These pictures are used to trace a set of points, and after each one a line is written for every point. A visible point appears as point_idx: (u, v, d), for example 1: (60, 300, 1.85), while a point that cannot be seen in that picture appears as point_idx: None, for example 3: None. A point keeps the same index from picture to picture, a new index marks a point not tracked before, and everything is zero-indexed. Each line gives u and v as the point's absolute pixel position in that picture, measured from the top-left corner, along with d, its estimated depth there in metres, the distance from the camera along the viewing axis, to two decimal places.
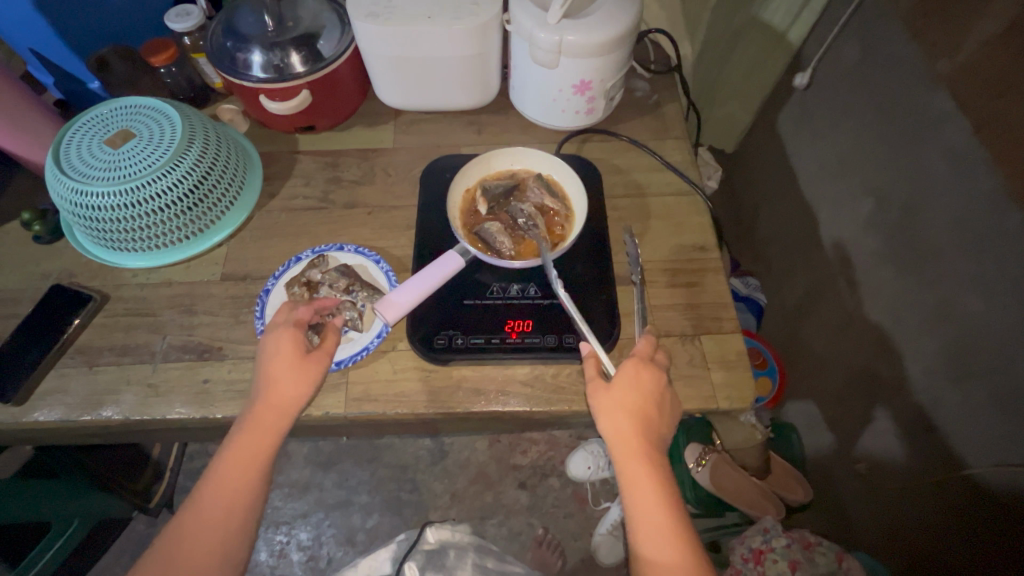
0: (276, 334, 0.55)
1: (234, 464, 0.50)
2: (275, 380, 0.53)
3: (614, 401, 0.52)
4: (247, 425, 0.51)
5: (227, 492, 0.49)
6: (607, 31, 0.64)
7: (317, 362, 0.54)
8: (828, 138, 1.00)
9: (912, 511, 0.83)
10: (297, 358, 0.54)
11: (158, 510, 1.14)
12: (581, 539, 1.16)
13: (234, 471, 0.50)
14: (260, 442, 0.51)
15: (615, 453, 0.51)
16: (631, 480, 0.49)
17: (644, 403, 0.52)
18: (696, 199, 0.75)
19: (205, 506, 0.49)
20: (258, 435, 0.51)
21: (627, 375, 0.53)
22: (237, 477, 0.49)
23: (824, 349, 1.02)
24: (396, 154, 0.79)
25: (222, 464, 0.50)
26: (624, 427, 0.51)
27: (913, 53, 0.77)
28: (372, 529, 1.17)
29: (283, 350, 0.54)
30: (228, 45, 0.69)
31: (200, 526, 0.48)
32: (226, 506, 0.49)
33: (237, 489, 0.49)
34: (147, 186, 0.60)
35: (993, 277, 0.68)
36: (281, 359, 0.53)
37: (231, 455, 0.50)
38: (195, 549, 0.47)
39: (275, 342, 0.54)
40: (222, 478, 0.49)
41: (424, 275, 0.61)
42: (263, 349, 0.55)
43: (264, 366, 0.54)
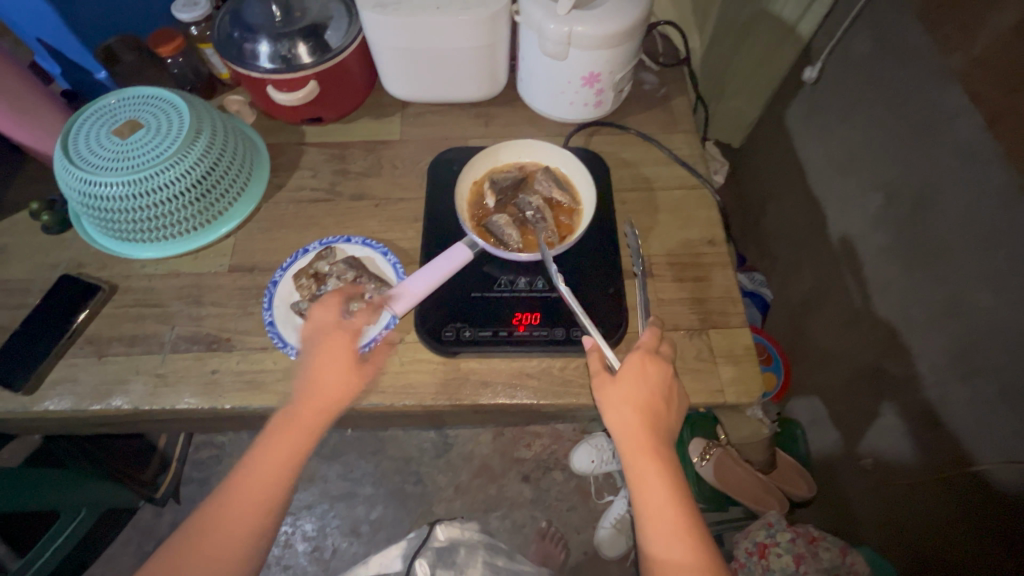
0: (335, 336, 0.58)
1: (271, 455, 0.51)
2: (320, 383, 0.55)
3: (620, 395, 0.52)
4: (288, 422, 0.53)
5: (262, 481, 0.51)
6: (617, 22, 0.64)
7: (361, 378, 0.57)
8: (837, 133, 0.99)
9: (918, 507, 0.83)
10: (347, 364, 0.56)
11: (164, 500, 1.15)
12: (584, 531, 1.17)
13: (272, 462, 0.51)
14: (297, 439, 0.52)
15: (623, 447, 0.51)
16: (639, 474, 0.50)
17: (651, 396, 0.52)
18: (705, 192, 0.75)
19: (239, 492, 0.51)
20: (296, 433, 0.52)
21: (633, 367, 0.53)
22: (273, 469, 0.51)
23: (831, 345, 1.02)
24: (403, 146, 0.79)
25: (262, 455, 0.52)
26: (631, 421, 0.51)
27: (926, 46, 0.76)
28: (376, 520, 1.18)
29: (338, 356, 0.56)
30: (236, 36, 0.69)
31: (232, 511, 0.50)
32: (258, 496, 0.51)
33: (270, 480, 0.51)
34: (155, 177, 0.60)
35: (1004, 273, 0.67)
36: (334, 365, 0.56)
37: (269, 447, 0.52)
38: (227, 533, 0.49)
39: (332, 346, 0.57)
40: (260, 466, 0.51)
41: (434, 266, 0.62)
42: (313, 346, 0.57)
43: (314, 367, 0.56)
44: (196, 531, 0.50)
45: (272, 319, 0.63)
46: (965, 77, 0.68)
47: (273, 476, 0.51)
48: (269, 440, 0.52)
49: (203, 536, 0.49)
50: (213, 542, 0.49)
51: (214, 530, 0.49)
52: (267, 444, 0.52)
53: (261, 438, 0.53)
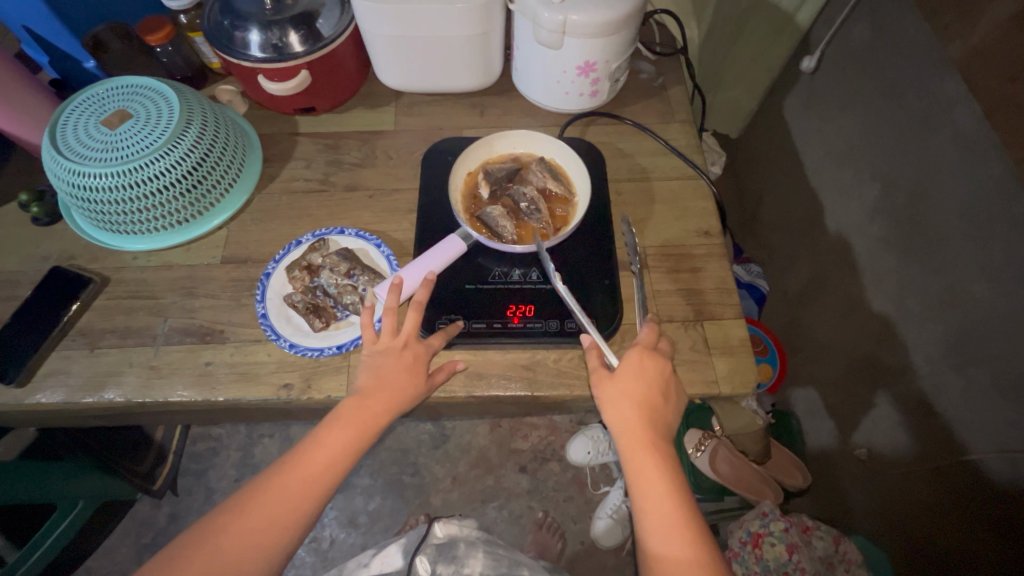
0: (416, 352, 0.57)
1: (318, 456, 0.51)
2: (390, 385, 0.55)
3: (618, 390, 0.52)
4: (355, 415, 0.53)
5: (316, 462, 0.51)
6: (613, 9, 0.63)
7: (426, 392, 0.57)
8: (835, 124, 0.99)
9: (913, 495, 0.84)
10: (417, 378, 0.56)
11: (162, 492, 1.15)
12: (581, 522, 1.18)
13: (334, 447, 0.52)
14: (361, 432, 0.53)
15: (622, 441, 0.51)
16: (638, 468, 0.50)
17: (649, 392, 0.52)
18: (701, 183, 0.74)
19: (297, 470, 0.50)
20: (361, 425, 0.53)
21: (631, 364, 0.54)
22: (334, 454, 0.51)
23: (827, 335, 1.02)
24: (397, 136, 0.78)
25: (326, 438, 0.52)
26: (630, 415, 0.51)
27: (925, 34, 0.76)
28: (374, 512, 1.18)
29: (415, 369, 0.57)
30: (226, 24, 0.68)
31: (287, 490, 0.50)
32: (313, 477, 0.50)
33: (328, 465, 0.51)
34: (144, 168, 0.59)
35: (1000, 263, 0.67)
36: (410, 375, 0.56)
37: (333, 433, 0.52)
38: (279, 512, 0.49)
39: (410, 361, 0.57)
40: (317, 455, 0.51)
41: (430, 256, 0.63)
42: (390, 354, 0.56)
43: (388, 375, 0.55)
44: (244, 505, 0.49)
45: (265, 312, 0.63)
46: (963, 66, 0.68)
47: (330, 461, 0.51)
48: (333, 426, 0.53)
49: (251, 511, 0.48)
50: (262, 518, 0.48)
51: (265, 505, 0.49)
52: (331, 429, 0.52)
53: (324, 423, 0.53)
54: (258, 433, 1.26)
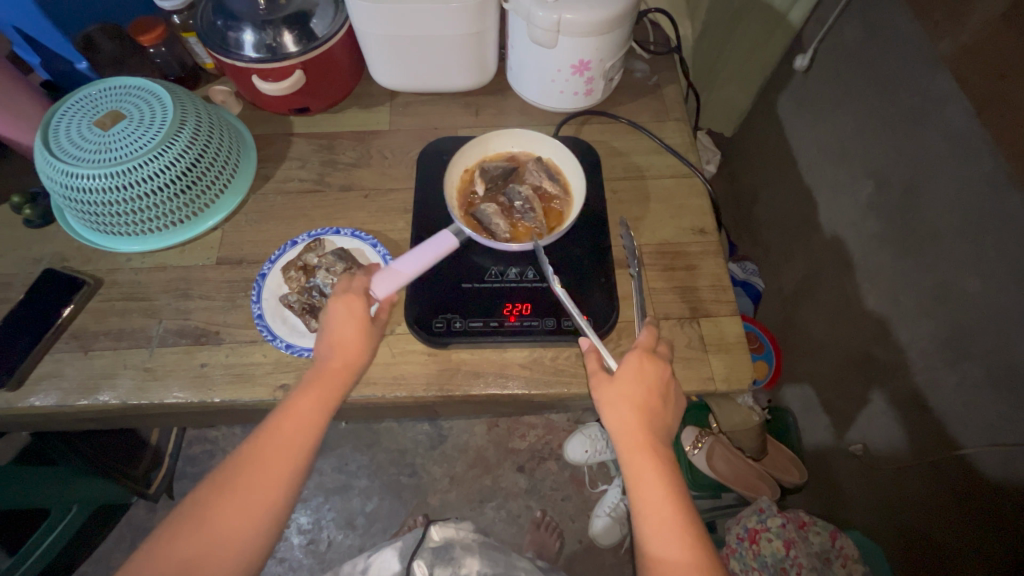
0: (349, 301, 0.55)
1: (281, 445, 0.49)
2: (343, 346, 0.54)
3: (617, 393, 0.52)
4: (313, 380, 0.52)
5: (289, 432, 0.49)
6: (607, 8, 0.63)
7: (376, 335, 0.56)
8: (828, 122, 0.99)
9: (908, 490, 0.84)
10: (357, 323, 0.54)
11: (159, 495, 1.15)
12: (579, 520, 1.18)
13: (304, 415, 0.50)
14: (328, 395, 0.52)
15: (621, 445, 0.51)
16: (637, 472, 0.49)
17: (649, 396, 0.52)
18: (696, 181, 0.74)
19: (270, 443, 0.49)
20: (327, 388, 0.52)
21: (630, 367, 0.53)
22: (305, 421, 0.50)
23: (822, 332, 1.03)
24: (392, 136, 0.78)
25: (296, 408, 0.50)
26: (629, 419, 0.51)
27: (916, 32, 0.76)
28: (371, 513, 1.18)
29: (355, 315, 0.55)
30: (220, 24, 0.67)
31: (262, 463, 0.48)
32: (287, 447, 0.49)
33: (302, 431, 0.50)
34: (136, 170, 0.58)
35: (992, 259, 0.68)
36: (353, 326, 0.54)
37: (302, 401, 0.51)
38: (260, 485, 0.47)
39: (343, 312, 0.55)
40: (279, 442, 0.49)
41: (419, 253, 0.60)
42: (330, 313, 0.55)
43: (332, 333, 0.54)
44: (223, 482, 0.47)
45: (260, 312, 0.63)
46: (954, 62, 0.68)
47: (302, 427, 0.50)
48: (301, 395, 0.51)
49: (233, 488, 0.47)
50: (245, 494, 0.47)
51: (246, 481, 0.47)
52: (295, 404, 0.51)
53: (291, 395, 0.52)
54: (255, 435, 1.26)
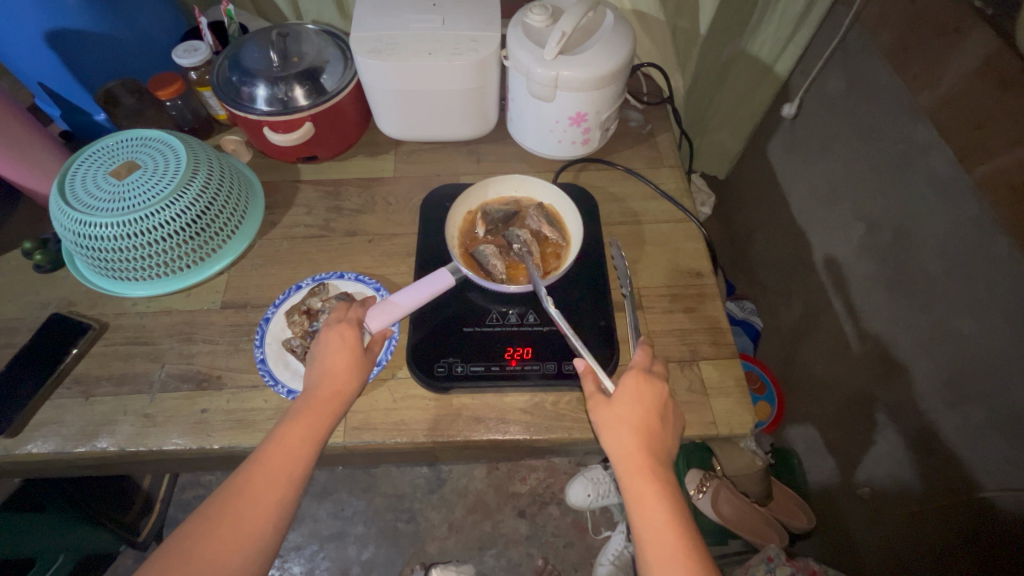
0: (341, 330, 0.56)
1: (266, 477, 0.48)
2: (333, 373, 0.54)
3: (617, 418, 0.51)
4: (305, 406, 0.52)
5: (279, 456, 0.49)
6: (603, 65, 0.66)
7: (368, 364, 0.56)
8: (817, 167, 1.03)
9: (920, 536, 0.82)
10: (351, 351, 0.55)
11: (148, 543, 1.11)
12: (581, 569, 1.14)
13: (296, 438, 0.50)
14: (321, 420, 0.52)
15: (622, 472, 0.50)
16: (640, 501, 0.48)
17: (649, 420, 0.51)
18: (691, 225, 0.76)
19: (258, 472, 0.48)
20: (319, 414, 0.52)
21: (629, 389, 0.52)
22: (296, 445, 0.50)
23: (823, 371, 1.03)
24: (396, 183, 0.80)
25: (286, 433, 0.50)
26: (630, 445, 0.50)
27: (896, 84, 0.81)
28: (367, 562, 1.14)
29: (346, 344, 0.55)
30: (234, 79, 0.71)
31: (253, 489, 0.47)
32: (278, 474, 0.48)
33: (292, 457, 0.49)
34: (150, 218, 0.60)
35: (985, 301, 0.69)
36: (344, 353, 0.54)
37: (295, 424, 0.51)
38: (250, 510, 0.47)
39: (337, 340, 0.55)
40: (264, 472, 0.48)
41: (416, 288, 0.62)
42: (325, 341, 0.56)
43: (326, 360, 0.54)
44: (213, 512, 0.46)
45: (263, 357, 0.63)
46: (934, 113, 0.72)
47: (293, 452, 0.49)
48: (294, 417, 0.51)
49: (223, 517, 0.46)
50: (235, 523, 0.46)
51: (237, 508, 0.46)
52: (285, 430, 0.50)
53: (283, 420, 0.51)
54: None
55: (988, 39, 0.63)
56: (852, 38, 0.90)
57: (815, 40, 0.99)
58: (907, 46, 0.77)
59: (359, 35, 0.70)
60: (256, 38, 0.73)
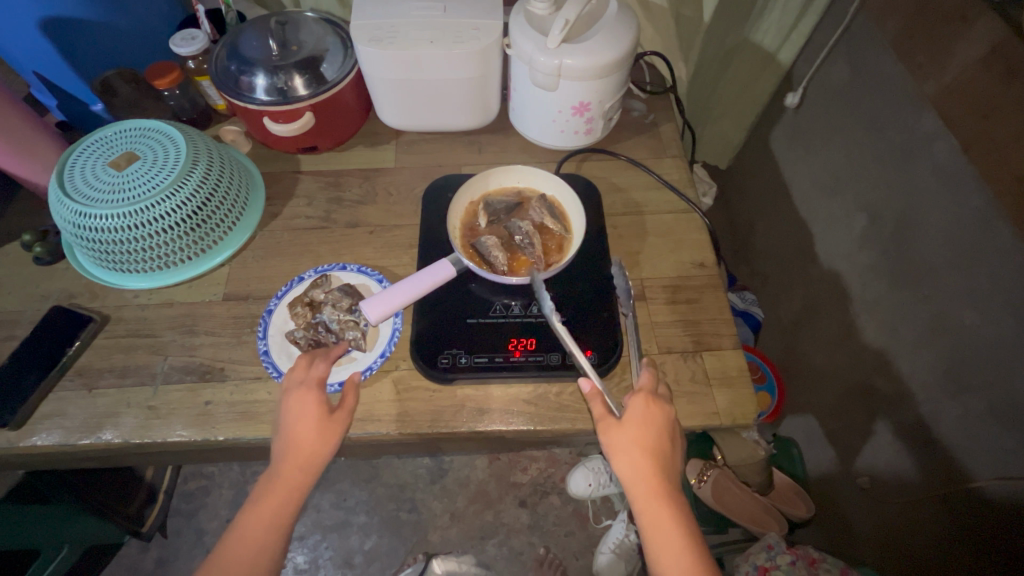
0: (303, 397, 0.55)
1: (240, 553, 0.50)
2: (298, 443, 0.53)
3: (628, 440, 0.51)
4: (274, 479, 0.52)
5: (242, 547, 0.50)
6: (606, 54, 0.66)
7: (338, 429, 0.54)
8: (820, 157, 1.02)
9: (918, 524, 0.83)
10: (318, 418, 0.54)
11: (151, 533, 1.12)
12: (583, 557, 1.15)
13: (260, 526, 0.51)
14: (283, 505, 0.52)
15: (635, 493, 0.51)
16: (653, 521, 0.50)
17: (658, 440, 0.52)
18: (694, 216, 0.76)
19: (231, 552, 0.50)
20: (286, 489, 0.52)
21: (637, 410, 0.52)
22: (266, 522, 0.51)
23: (823, 362, 1.03)
24: (397, 174, 0.80)
25: (249, 524, 0.51)
26: (641, 467, 0.50)
27: (901, 73, 0.80)
28: (370, 551, 1.15)
29: (309, 412, 0.54)
30: (233, 68, 0.70)
31: (227, 569, 0.49)
32: (249, 555, 0.50)
33: (258, 547, 0.50)
34: (149, 209, 0.60)
35: (987, 291, 0.69)
36: (308, 422, 0.54)
37: (257, 509, 0.51)
38: None
39: (300, 408, 0.54)
40: (237, 551, 0.50)
41: (416, 279, 0.62)
42: (285, 408, 0.55)
43: (291, 429, 0.54)
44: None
45: (266, 348, 0.63)
46: (938, 103, 0.72)
47: (260, 540, 0.51)
48: (256, 504, 0.52)
49: None
50: None
51: None
52: (258, 505, 0.52)
53: (247, 505, 0.52)
54: (252, 471, 1.25)
55: (995, 26, 0.62)
56: (857, 27, 0.90)
57: (820, 29, 0.98)
58: (913, 35, 0.76)
59: (359, 23, 0.69)
60: (255, 26, 0.72)
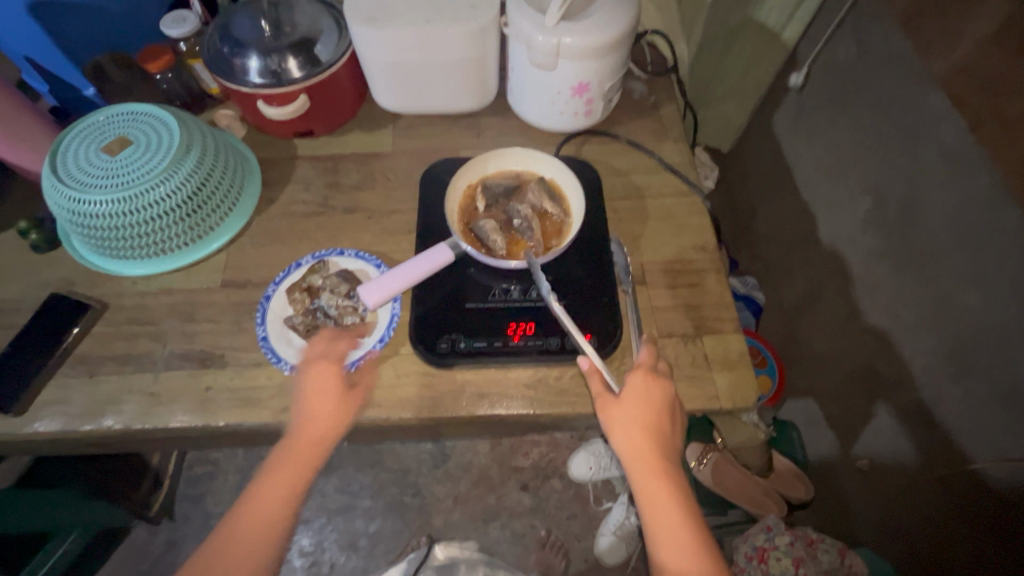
0: (324, 368, 0.58)
1: (257, 516, 0.52)
2: (318, 411, 0.56)
3: (626, 417, 0.52)
4: (290, 447, 0.54)
5: (257, 514, 0.52)
6: (605, 32, 0.64)
7: (356, 404, 0.58)
8: (824, 138, 1.01)
9: (917, 506, 0.84)
10: (339, 390, 0.58)
11: (159, 517, 1.13)
12: (584, 539, 1.16)
13: (273, 493, 0.53)
14: (299, 472, 0.54)
15: (633, 470, 0.51)
16: (650, 498, 0.50)
17: (656, 417, 0.52)
18: (696, 199, 0.75)
19: (249, 514, 0.52)
20: (302, 457, 0.54)
21: (636, 388, 0.53)
22: (283, 487, 0.53)
23: (825, 346, 1.03)
24: (394, 158, 0.79)
25: (262, 490, 0.53)
26: (638, 444, 0.51)
27: (909, 51, 0.78)
28: (374, 534, 1.17)
29: (329, 383, 0.58)
30: (226, 51, 0.69)
31: (246, 529, 0.51)
32: (265, 518, 0.52)
33: (276, 511, 0.52)
34: (146, 194, 0.59)
35: (991, 274, 0.68)
36: (329, 393, 0.57)
37: (272, 476, 0.53)
38: (239, 551, 0.50)
39: (320, 379, 0.58)
40: (254, 513, 0.52)
41: (413, 265, 0.61)
42: (307, 378, 0.58)
43: (312, 399, 0.56)
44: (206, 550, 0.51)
45: (265, 334, 0.63)
46: (946, 82, 0.70)
47: (273, 508, 0.52)
48: (270, 471, 0.53)
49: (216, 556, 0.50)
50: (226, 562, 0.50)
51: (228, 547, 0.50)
52: (274, 470, 0.53)
53: (263, 471, 0.54)
54: (256, 456, 1.26)
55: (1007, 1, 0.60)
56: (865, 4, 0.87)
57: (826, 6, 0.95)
58: (922, 11, 0.74)
59: (353, 3, 0.68)
60: (247, 7, 0.70)
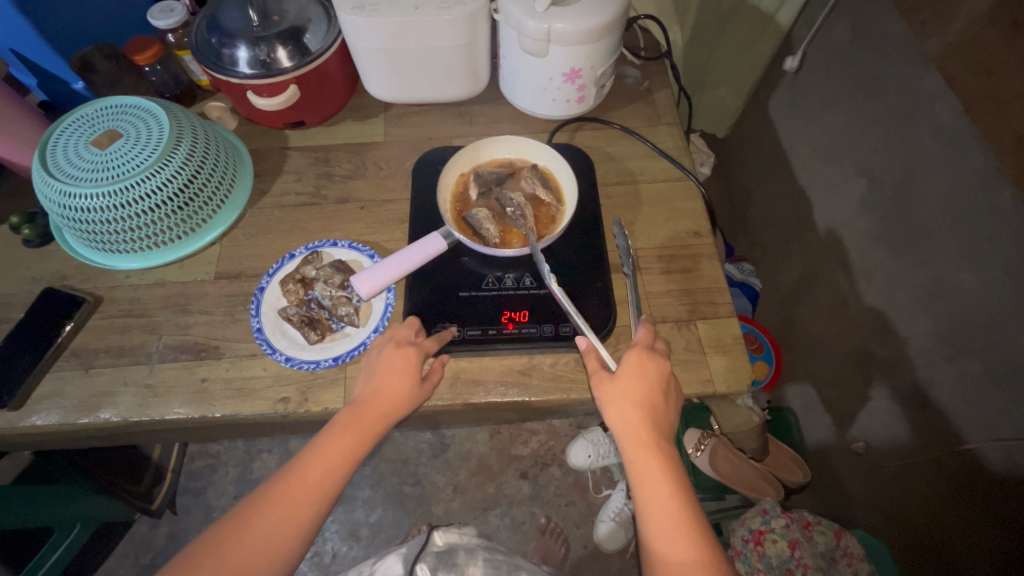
0: (407, 354, 0.57)
1: (307, 481, 0.50)
2: (389, 391, 0.55)
3: (619, 391, 0.52)
4: (354, 419, 0.53)
5: (310, 479, 0.50)
6: (596, 16, 0.64)
7: (423, 394, 0.57)
8: (819, 122, 1.00)
9: (912, 486, 0.84)
10: (413, 377, 0.56)
11: (162, 510, 1.14)
12: (583, 526, 1.17)
13: (335, 456, 0.51)
14: (358, 443, 0.52)
15: (625, 443, 0.51)
16: (641, 470, 0.50)
17: (650, 392, 0.52)
18: (689, 184, 0.75)
19: (301, 478, 0.50)
20: (363, 431, 0.53)
21: (631, 364, 0.54)
22: (339, 456, 0.51)
23: (822, 330, 1.03)
24: (386, 148, 0.78)
25: (326, 448, 0.51)
26: (631, 417, 0.51)
27: (903, 31, 0.77)
28: (375, 523, 1.18)
29: (406, 369, 0.56)
30: (214, 41, 0.68)
31: (294, 491, 0.49)
32: (318, 485, 0.50)
33: (326, 478, 0.50)
34: (134, 187, 0.59)
35: (985, 253, 0.68)
36: (404, 378, 0.56)
37: (327, 442, 0.52)
38: (289, 513, 0.48)
39: (403, 364, 0.56)
40: (305, 478, 0.50)
41: (407, 253, 0.61)
42: (385, 357, 0.57)
43: (385, 379, 0.55)
44: (248, 508, 0.48)
45: (260, 326, 0.63)
46: (941, 61, 0.69)
47: (329, 471, 0.50)
48: (327, 438, 0.52)
49: (257, 517, 0.47)
50: (272, 522, 0.47)
51: (273, 508, 0.48)
52: (334, 437, 0.52)
53: (320, 436, 0.52)
54: (256, 449, 1.27)
55: None
56: None
57: None
58: None
59: None
60: None
